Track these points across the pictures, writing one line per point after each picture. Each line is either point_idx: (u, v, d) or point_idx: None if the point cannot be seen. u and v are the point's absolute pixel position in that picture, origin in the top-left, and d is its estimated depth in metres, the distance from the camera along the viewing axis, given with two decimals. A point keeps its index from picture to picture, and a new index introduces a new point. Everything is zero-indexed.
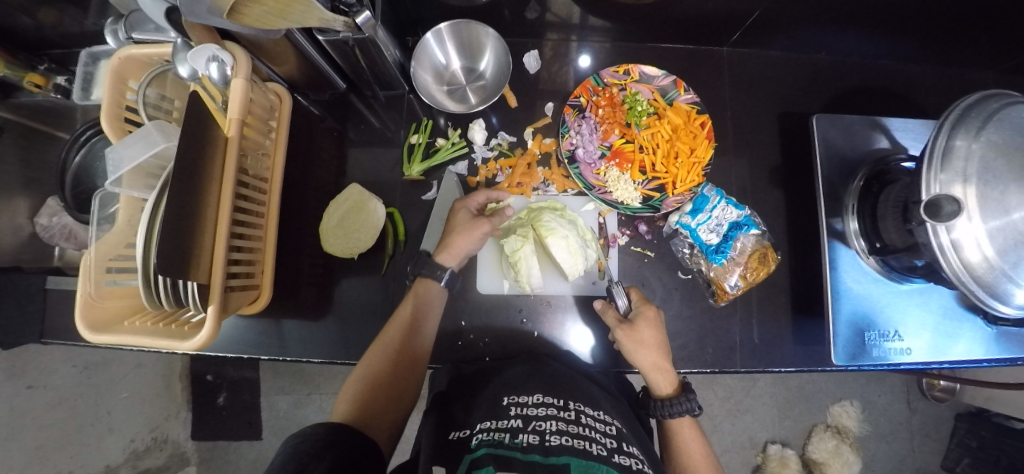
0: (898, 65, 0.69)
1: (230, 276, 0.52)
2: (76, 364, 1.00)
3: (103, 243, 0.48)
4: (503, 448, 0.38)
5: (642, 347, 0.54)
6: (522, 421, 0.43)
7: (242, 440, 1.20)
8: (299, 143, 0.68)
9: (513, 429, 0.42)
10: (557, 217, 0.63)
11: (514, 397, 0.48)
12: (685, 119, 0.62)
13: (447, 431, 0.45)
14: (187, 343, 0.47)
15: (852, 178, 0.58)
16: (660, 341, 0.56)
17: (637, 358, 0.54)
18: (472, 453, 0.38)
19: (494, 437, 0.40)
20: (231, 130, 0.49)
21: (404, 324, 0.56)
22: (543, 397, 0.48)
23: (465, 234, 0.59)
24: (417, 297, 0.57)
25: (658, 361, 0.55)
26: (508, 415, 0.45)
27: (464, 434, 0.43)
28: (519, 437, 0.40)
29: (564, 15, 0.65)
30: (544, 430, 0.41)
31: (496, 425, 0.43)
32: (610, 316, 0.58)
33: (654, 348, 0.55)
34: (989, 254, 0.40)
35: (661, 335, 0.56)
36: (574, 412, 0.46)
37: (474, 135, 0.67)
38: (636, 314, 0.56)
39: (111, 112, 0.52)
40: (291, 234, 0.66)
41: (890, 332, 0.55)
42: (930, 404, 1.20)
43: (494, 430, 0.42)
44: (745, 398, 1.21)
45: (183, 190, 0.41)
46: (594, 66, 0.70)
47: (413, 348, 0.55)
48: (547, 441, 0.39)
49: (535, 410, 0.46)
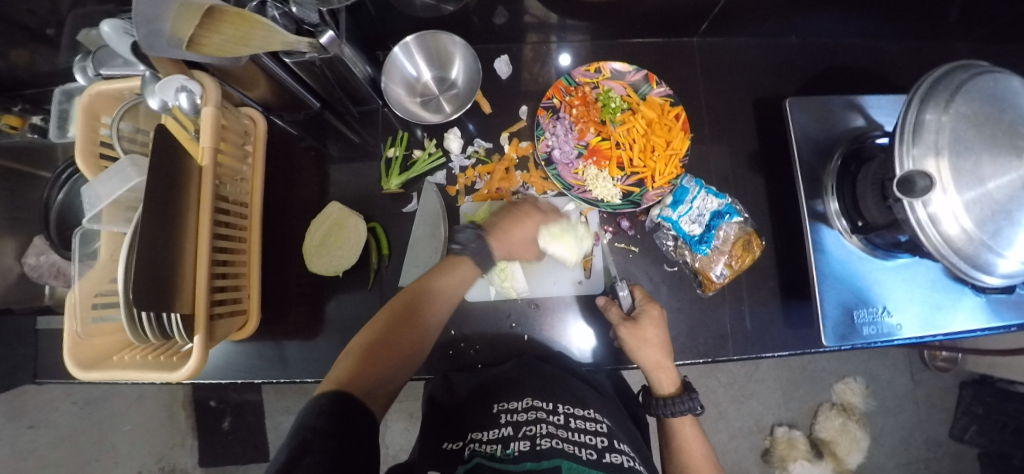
0: (868, 41, 0.69)
1: (216, 303, 0.52)
2: (76, 402, 1.08)
3: (86, 280, 0.49)
4: (496, 460, 0.38)
5: (646, 345, 0.54)
6: (513, 428, 0.43)
7: (252, 463, 1.16)
8: (278, 164, 0.68)
9: (504, 439, 0.42)
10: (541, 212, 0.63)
11: (504, 404, 0.49)
12: (659, 112, 0.62)
13: (442, 442, 0.45)
14: (176, 374, 0.47)
15: (829, 158, 0.58)
16: (665, 341, 0.56)
17: (641, 355, 0.55)
18: (467, 462, 0.39)
19: (487, 450, 0.40)
20: (204, 159, 0.49)
21: (418, 295, 0.52)
22: (533, 401, 0.48)
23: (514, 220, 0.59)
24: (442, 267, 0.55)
25: (664, 362, 0.56)
26: (498, 424, 0.45)
27: (458, 444, 0.43)
28: (510, 447, 0.40)
29: (541, 16, 0.64)
30: (535, 435, 0.41)
31: (487, 435, 0.43)
32: (614, 312, 0.57)
33: (659, 348, 0.55)
34: (967, 225, 0.40)
35: (665, 335, 0.57)
36: (563, 415, 0.46)
37: (450, 144, 0.67)
38: (640, 311, 0.56)
39: (86, 150, 0.52)
40: (276, 256, 0.66)
41: (879, 309, 0.55)
42: (933, 375, 1.20)
43: (486, 441, 0.42)
44: (749, 383, 1.22)
45: (157, 223, 0.41)
46: (576, 64, 0.71)
47: (424, 319, 0.52)
48: (538, 445, 0.40)
49: (524, 415, 0.46)
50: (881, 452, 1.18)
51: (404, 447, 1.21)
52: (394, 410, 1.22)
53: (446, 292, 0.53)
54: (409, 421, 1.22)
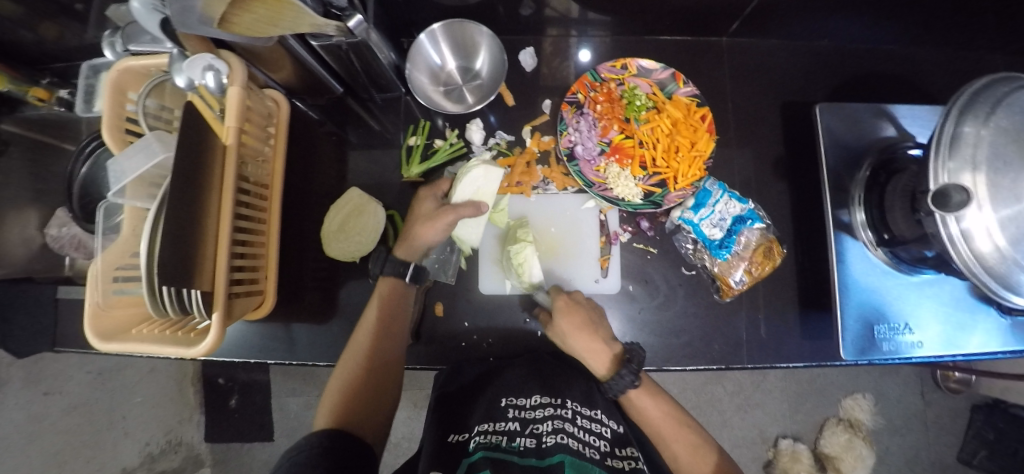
0: (903, 50, 0.67)
1: (234, 282, 0.53)
2: (90, 371, 1.06)
3: (108, 253, 0.49)
4: (500, 451, 0.39)
5: (568, 336, 0.53)
6: (519, 424, 0.44)
7: (255, 442, 1.20)
8: (299, 147, 0.68)
9: (511, 433, 0.42)
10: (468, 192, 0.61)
11: (512, 398, 0.49)
12: (685, 112, 0.61)
13: (447, 434, 0.45)
14: (193, 350, 0.48)
15: (857, 168, 0.56)
16: (588, 320, 0.54)
17: (568, 346, 0.53)
18: (469, 457, 0.39)
19: (492, 441, 0.41)
20: (229, 138, 0.49)
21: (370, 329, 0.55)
22: (541, 398, 0.48)
23: (423, 224, 0.57)
24: (381, 298, 0.57)
25: (591, 341, 0.52)
26: (506, 417, 0.46)
27: (463, 437, 0.44)
28: (516, 441, 0.41)
29: (562, 10, 0.63)
30: (541, 432, 0.42)
31: (493, 428, 0.44)
32: (541, 315, 0.59)
33: (585, 331, 0.53)
34: (1001, 243, 0.38)
35: (586, 314, 0.55)
36: (571, 411, 0.46)
37: (472, 135, 0.66)
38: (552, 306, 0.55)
39: (112, 124, 0.53)
40: (293, 239, 0.66)
41: (901, 325, 0.53)
42: (945, 396, 1.18)
43: (491, 433, 0.43)
44: (755, 393, 1.20)
45: (182, 197, 0.41)
46: (593, 60, 0.70)
47: (384, 349, 0.54)
48: (543, 442, 0.40)
49: (532, 411, 0.46)
50: (886, 470, 1.17)
51: (406, 435, 1.22)
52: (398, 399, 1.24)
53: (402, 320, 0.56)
54: (412, 410, 1.23)
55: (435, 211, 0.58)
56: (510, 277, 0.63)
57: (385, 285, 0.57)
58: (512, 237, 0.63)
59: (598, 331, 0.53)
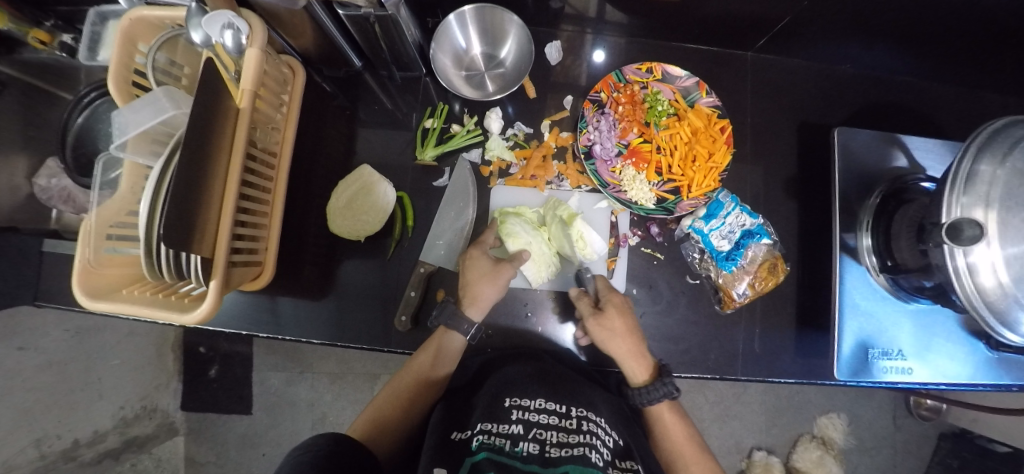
0: (918, 82, 0.68)
1: (234, 250, 0.51)
2: (68, 329, 0.92)
3: (104, 208, 0.46)
4: (504, 455, 0.37)
5: (617, 336, 0.54)
6: (522, 427, 0.42)
7: (233, 413, 1.23)
8: (309, 119, 0.66)
9: (514, 436, 0.40)
10: (524, 222, 0.63)
11: (516, 399, 0.47)
12: (705, 122, 0.61)
13: (450, 431, 0.43)
14: (186, 317, 0.45)
15: (868, 194, 0.57)
16: (633, 327, 0.56)
17: (612, 348, 0.54)
18: (472, 457, 0.37)
19: (495, 442, 0.39)
20: (243, 101, 0.47)
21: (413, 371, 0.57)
22: (546, 404, 0.47)
23: (488, 282, 0.57)
24: (437, 348, 0.57)
25: (635, 349, 0.55)
26: (508, 419, 0.44)
27: (466, 435, 0.42)
28: (519, 445, 0.39)
29: (579, 7, 0.63)
30: (544, 440, 0.40)
31: (497, 428, 0.42)
32: (585, 304, 0.57)
33: (630, 335, 0.55)
34: (1004, 279, 0.39)
35: (632, 320, 0.56)
36: (577, 421, 0.44)
37: (490, 123, 0.66)
38: (605, 302, 0.57)
39: (119, 75, 0.50)
40: (296, 211, 0.64)
41: (893, 351, 0.54)
42: (915, 422, 1.22)
43: (494, 434, 0.41)
44: (735, 404, 1.23)
45: (192, 157, 0.39)
46: (608, 63, 0.69)
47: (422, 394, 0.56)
48: (547, 452, 0.38)
49: (536, 415, 0.44)
50: None
51: None
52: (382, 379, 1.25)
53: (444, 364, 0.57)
54: None
55: (494, 269, 0.58)
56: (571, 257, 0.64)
57: (439, 333, 0.58)
58: (558, 219, 0.64)
59: (638, 338, 0.56)
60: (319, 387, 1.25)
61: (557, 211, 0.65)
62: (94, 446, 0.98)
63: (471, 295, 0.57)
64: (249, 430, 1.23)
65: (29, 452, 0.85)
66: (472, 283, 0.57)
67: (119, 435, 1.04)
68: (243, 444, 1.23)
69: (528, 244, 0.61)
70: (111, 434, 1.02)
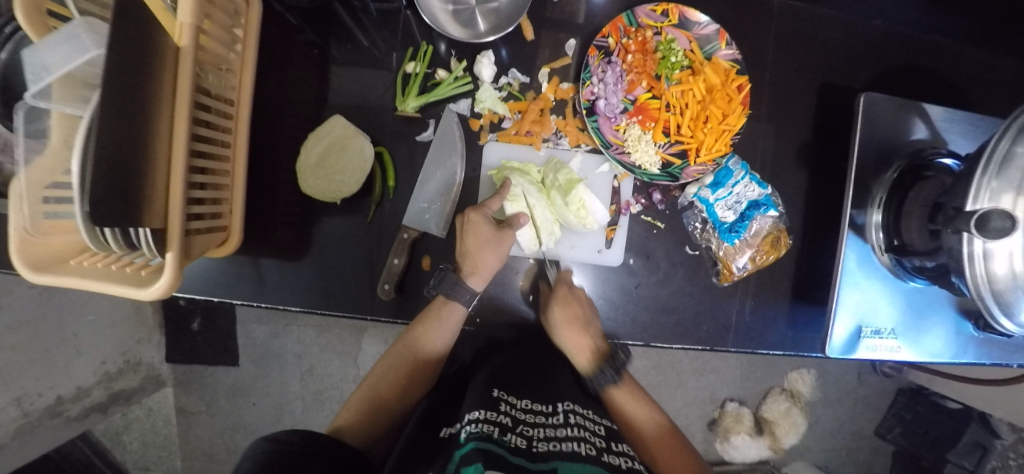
0: (955, 40, 0.62)
1: (192, 216, 0.45)
2: (33, 286, 0.85)
3: (34, 168, 0.39)
4: (491, 442, 0.35)
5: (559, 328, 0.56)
6: (511, 419, 0.40)
7: (221, 365, 1.23)
8: (272, 58, 0.57)
9: (502, 426, 0.39)
10: (527, 181, 0.58)
11: (504, 393, 0.45)
12: (723, 79, 0.55)
13: (438, 430, 0.43)
14: (145, 292, 0.41)
15: (884, 168, 0.53)
16: (582, 317, 0.57)
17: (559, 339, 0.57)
18: (459, 450, 0.34)
19: (483, 430, 0.37)
20: (182, 38, 0.39)
21: (403, 349, 0.57)
22: (532, 404, 0.45)
23: (490, 252, 0.55)
24: (422, 324, 0.57)
25: (577, 337, 0.56)
26: (497, 410, 0.42)
27: (454, 429, 0.40)
28: (507, 436, 0.37)
29: None
30: (532, 436, 0.38)
31: (485, 416, 0.39)
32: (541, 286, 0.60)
33: (576, 326, 0.56)
34: (1017, 267, 0.37)
35: (584, 311, 0.57)
36: (563, 416, 0.43)
37: (481, 70, 0.58)
38: (550, 298, 0.58)
39: (30, 2, 0.41)
40: (263, 168, 0.58)
41: (883, 329, 0.54)
42: (878, 378, 1.31)
43: (483, 421, 0.38)
44: (713, 360, 1.28)
45: (119, 105, 0.32)
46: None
47: (414, 375, 0.57)
48: (534, 446, 0.36)
49: (525, 413, 0.43)
50: (813, 435, 1.31)
51: None
52: (370, 335, 1.26)
53: (435, 339, 0.57)
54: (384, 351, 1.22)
55: (496, 235, 0.55)
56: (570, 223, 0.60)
57: (439, 303, 0.57)
58: (557, 183, 0.59)
59: (590, 328, 0.57)
60: (306, 341, 1.25)
61: (560, 173, 0.59)
62: (80, 400, 0.97)
63: (471, 265, 0.55)
64: (238, 382, 1.24)
65: (10, 410, 0.81)
66: (471, 252, 0.55)
67: (104, 389, 1.03)
68: (232, 395, 1.25)
69: (527, 206, 0.58)
70: (96, 390, 1.01)
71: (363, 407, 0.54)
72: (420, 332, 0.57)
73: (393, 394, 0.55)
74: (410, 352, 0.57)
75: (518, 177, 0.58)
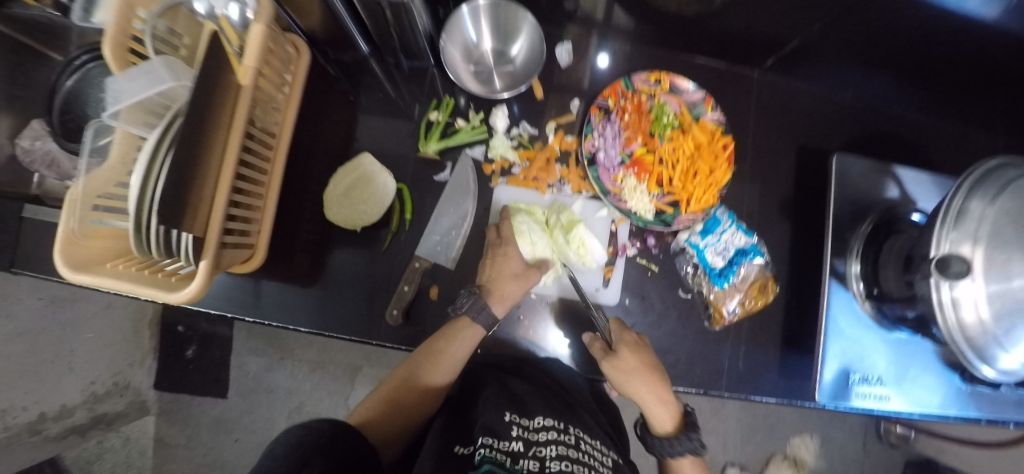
0: (914, 115, 0.71)
1: (225, 231, 0.49)
2: None
3: (92, 178, 0.44)
4: (506, 471, 0.36)
5: (631, 378, 0.54)
6: (523, 445, 0.40)
7: (207, 396, 1.20)
8: (312, 102, 0.65)
9: (514, 453, 0.39)
10: (531, 220, 0.64)
11: (516, 416, 0.45)
12: (709, 138, 0.63)
13: (452, 444, 0.41)
14: (174, 295, 0.44)
15: (859, 222, 0.58)
16: (651, 364, 0.56)
17: (633, 390, 0.54)
18: (475, 471, 0.36)
19: (496, 457, 0.38)
20: (246, 78, 0.46)
21: (423, 357, 0.55)
22: (545, 420, 0.45)
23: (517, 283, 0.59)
24: (445, 335, 0.56)
25: (656, 388, 0.55)
26: (508, 434, 0.42)
27: (469, 449, 0.40)
28: (519, 463, 0.37)
29: (589, 9, 0.63)
30: (544, 457, 0.39)
31: (498, 444, 0.40)
32: (597, 347, 0.58)
33: (648, 375, 0.55)
34: (985, 315, 0.40)
35: (649, 357, 0.56)
36: (574, 437, 0.43)
37: (496, 121, 0.66)
38: (617, 342, 0.56)
39: (116, 42, 0.47)
40: (290, 196, 0.63)
41: (872, 377, 0.55)
42: (884, 447, 1.26)
43: (497, 449, 0.39)
44: (712, 420, 1.24)
45: (191, 128, 0.38)
46: (611, 67, 0.69)
47: (430, 385, 0.55)
48: (547, 468, 0.37)
49: (537, 434, 0.42)
50: None
51: None
52: (364, 371, 1.24)
53: (460, 351, 0.56)
54: None
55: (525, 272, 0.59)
56: (570, 262, 0.63)
57: (462, 324, 0.57)
58: (560, 223, 0.64)
59: (661, 378, 0.56)
60: (298, 376, 1.23)
61: (562, 214, 0.64)
62: (62, 422, 0.95)
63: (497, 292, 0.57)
64: (222, 415, 1.20)
65: None
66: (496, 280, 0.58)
67: (87, 411, 1.02)
68: (214, 429, 1.20)
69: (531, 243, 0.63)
70: (80, 410, 1.00)
71: (380, 409, 0.52)
72: (442, 340, 0.56)
73: (412, 397, 0.53)
74: (432, 361, 0.55)
75: (524, 216, 0.63)
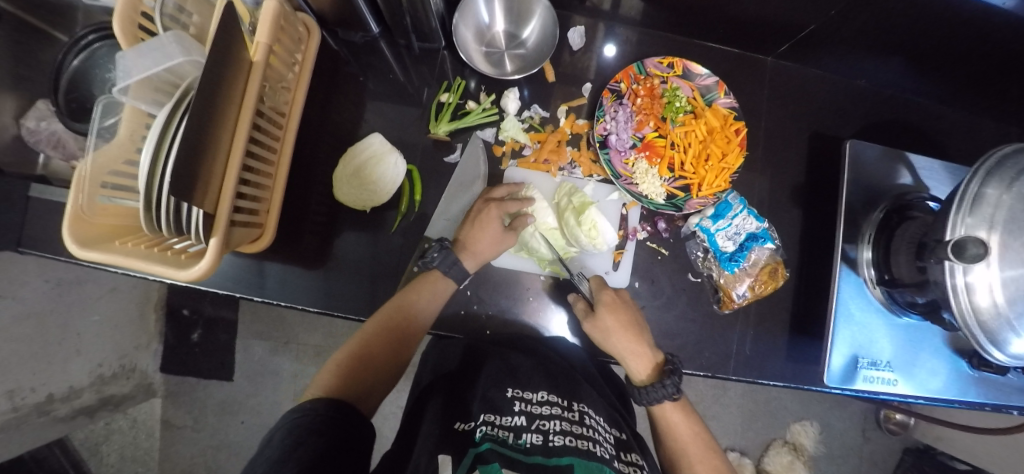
0: (928, 103, 0.70)
1: (234, 209, 0.48)
2: (49, 280, 0.87)
3: (102, 154, 0.44)
4: (507, 447, 0.35)
5: (610, 335, 0.55)
6: (526, 419, 0.41)
7: (214, 378, 1.21)
8: (321, 83, 0.65)
9: (517, 428, 0.39)
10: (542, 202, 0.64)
11: (518, 391, 0.46)
12: (722, 123, 0.62)
13: (453, 422, 0.41)
14: (185, 272, 0.44)
15: (872, 208, 0.58)
16: (631, 321, 0.56)
17: (611, 346, 0.55)
18: (476, 448, 0.35)
19: (498, 434, 0.37)
20: (257, 55, 0.45)
21: (392, 310, 0.54)
22: (548, 396, 0.46)
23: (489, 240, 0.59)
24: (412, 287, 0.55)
25: (633, 343, 0.55)
26: (511, 411, 0.42)
27: (469, 426, 0.40)
28: (523, 438, 0.37)
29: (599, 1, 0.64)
30: (548, 430, 0.38)
31: (500, 420, 0.40)
32: (581, 306, 0.59)
33: (629, 331, 0.56)
34: (998, 300, 0.40)
35: (631, 314, 0.57)
36: (579, 413, 0.43)
37: (508, 103, 0.64)
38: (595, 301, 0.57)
39: (126, 18, 0.47)
40: (300, 177, 0.63)
41: (880, 362, 0.55)
42: (883, 435, 1.28)
43: (498, 426, 0.39)
44: (714, 405, 1.25)
45: (204, 104, 0.37)
46: (618, 57, 0.68)
47: (401, 335, 0.53)
48: (550, 441, 0.37)
49: (539, 408, 0.43)
50: None
51: None
52: None
53: (423, 308, 0.55)
54: None
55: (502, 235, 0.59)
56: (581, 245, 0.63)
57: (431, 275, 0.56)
58: (571, 205, 0.63)
59: (642, 333, 0.57)
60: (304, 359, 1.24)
61: (573, 196, 0.64)
62: (69, 401, 0.95)
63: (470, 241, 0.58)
64: (228, 397, 1.22)
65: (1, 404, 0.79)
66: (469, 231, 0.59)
67: (95, 393, 1.01)
68: (221, 411, 1.22)
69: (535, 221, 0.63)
70: (87, 391, 0.99)
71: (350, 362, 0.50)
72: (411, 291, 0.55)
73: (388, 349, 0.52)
74: (395, 319, 0.53)
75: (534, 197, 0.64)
